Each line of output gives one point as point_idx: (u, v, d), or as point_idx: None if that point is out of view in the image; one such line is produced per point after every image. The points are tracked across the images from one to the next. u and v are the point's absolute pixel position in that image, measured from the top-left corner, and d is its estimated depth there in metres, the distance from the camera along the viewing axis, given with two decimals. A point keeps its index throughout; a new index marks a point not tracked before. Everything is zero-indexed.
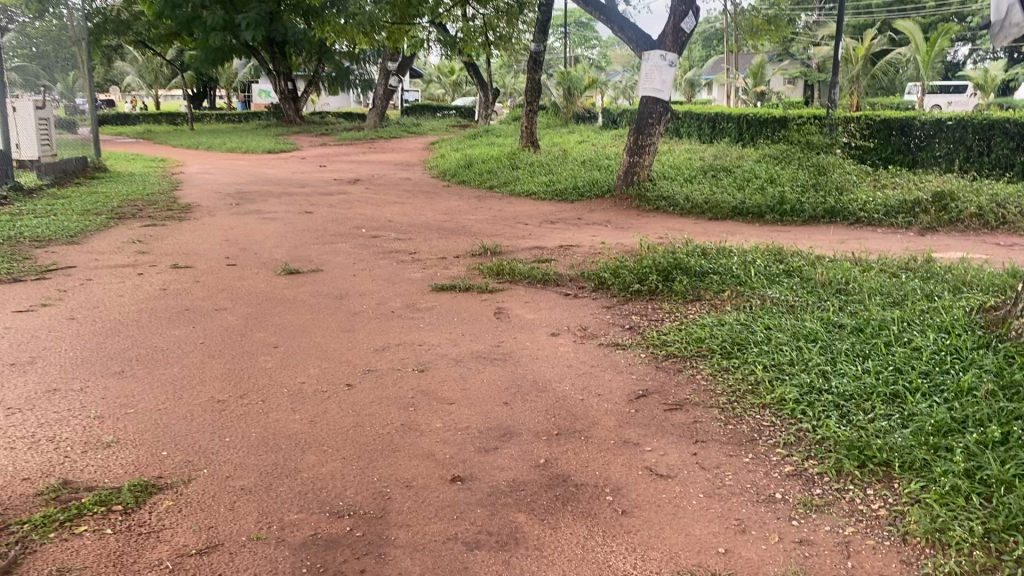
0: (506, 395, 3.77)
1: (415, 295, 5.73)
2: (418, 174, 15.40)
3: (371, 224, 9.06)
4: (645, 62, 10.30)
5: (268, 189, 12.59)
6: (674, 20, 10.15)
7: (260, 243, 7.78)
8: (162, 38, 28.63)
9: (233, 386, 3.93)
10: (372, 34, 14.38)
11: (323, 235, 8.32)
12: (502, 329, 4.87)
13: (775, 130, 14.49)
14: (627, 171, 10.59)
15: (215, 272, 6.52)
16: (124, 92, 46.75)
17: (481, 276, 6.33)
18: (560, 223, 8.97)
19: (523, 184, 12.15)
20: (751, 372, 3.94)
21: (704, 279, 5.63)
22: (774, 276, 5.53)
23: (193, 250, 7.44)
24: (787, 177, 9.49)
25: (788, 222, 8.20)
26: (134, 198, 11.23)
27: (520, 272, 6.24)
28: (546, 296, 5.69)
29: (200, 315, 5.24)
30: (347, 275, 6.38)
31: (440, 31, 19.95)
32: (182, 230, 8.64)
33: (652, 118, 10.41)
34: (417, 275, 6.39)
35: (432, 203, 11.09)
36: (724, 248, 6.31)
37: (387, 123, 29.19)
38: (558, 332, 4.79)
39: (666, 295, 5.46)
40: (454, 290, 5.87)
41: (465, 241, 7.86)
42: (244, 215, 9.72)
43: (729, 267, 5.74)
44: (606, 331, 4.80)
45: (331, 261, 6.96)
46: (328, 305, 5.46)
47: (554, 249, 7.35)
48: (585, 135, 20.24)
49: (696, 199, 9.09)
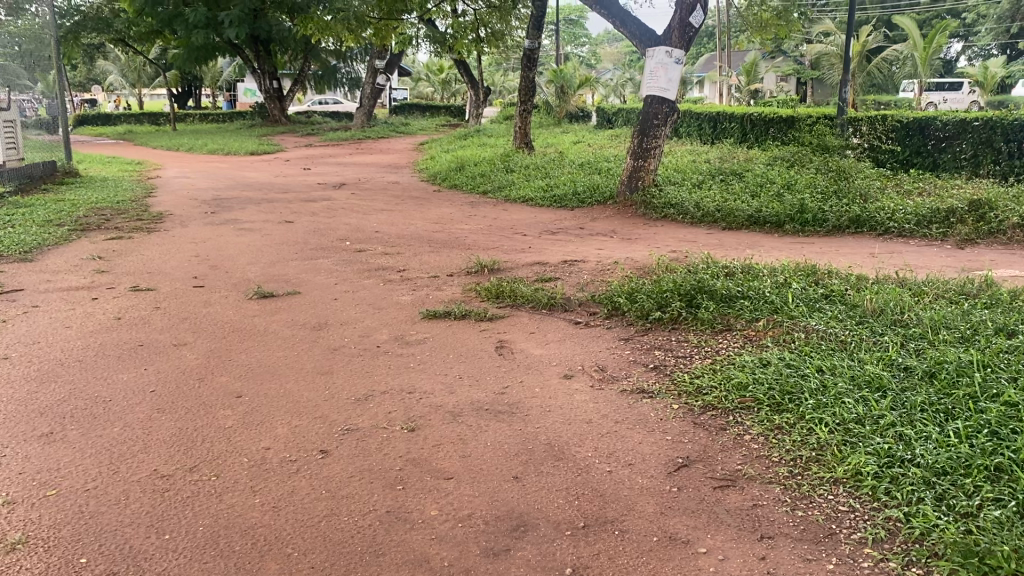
0: (516, 466, 3.07)
1: (403, 325, 5.03)
2: (407, 177, 14.65)
3: (356, 235, 8.35)
4: (649, 60, 9.63)
5: (248, 194, 11.89)
6: (681, 14, 9.46)
7: (234, 260, 7.06)
8: (142, 36, 27.79)
9: (179, 456, 3.22)
10: (358, 32, 13.65)
11: (304, 249, 7.62)
12: (506, 369, 4.18)
13: (781, 130, 13.86)
14: (631, 176, 9.90)
15: (179, 296, 5.81)
16: (108, 92, 45.92)
17: (478, 299, 5.64)
18: (561, 234, 8.28)
19: (518, 189, 11.45)
20: (812, 434, 3.26)
21: (733, 303, 4.96)
22: (813, 302, 4.86)
23: (157, 269, 6.72)
24: (804, 182, 8.85)
25: (810, 233, 7.59)
26: (104, 206, 10.49)
27: (523, 294, 5.54)
28: (554, 325, 5.00)
29: (154, 353, 4.52)
30: (327, 300, 5.67)
31: (430, 27, 19.22)
32: (150, 244, 7.93)
33: (658, 119, 9.72)
34: (405, 299, 5.69)
35: (422, 210, 10.36)
36: (752, 267, 5.64)
37: (375, 123, 28.44)
38: (571, 373, 4.10)
39: (692, 325, 4.78)
40: (448, 317, 5.18)
41: (460, 256, 7.16)
42: (220, 225, 9.03)
43: (760, 290, 5.08)
44: (627, 372, 4.11)
45: (311, 281, 6.25)
46: (304, 339, 4.75)
47: (557, 265, 6.66)
48: (580, 135, 19.58)
49: (707, 206, 8.44)
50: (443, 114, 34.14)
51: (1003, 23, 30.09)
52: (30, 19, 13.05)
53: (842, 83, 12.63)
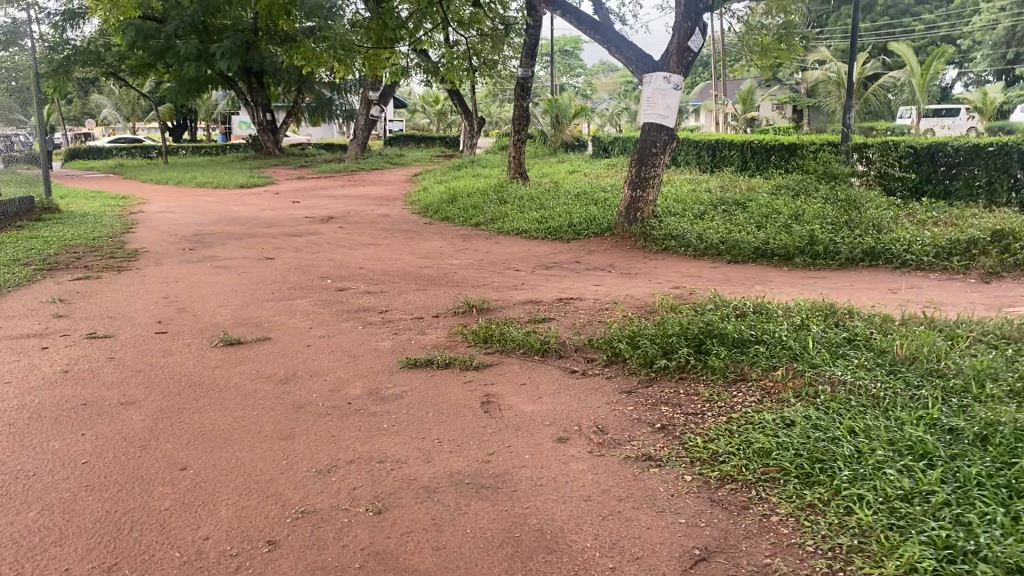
0: (501, 562, 2.57)
1: (379, 376, 4.51)
2: (398, 209, 14.21)
3: (338, 272, 7.86)
4: (646, 87, 9.21)
5: (230, 229, 11.42)
6: (679, 38, 9.06)
7: (203, 301, 6.56)
8: (134, 69, 27.52)
9: (100, 549, 2.70)
10: (348, 61, 13.26)
11: (281, 288, 7.13)
12: (492, 430, 3.66)
13: (783, 157, 13.48)
14: (629, 208, 9.44)
15: (137, 344, 5.30)
16: (102, 126, 45.66)
17: (465, 344, 5.13)
18: (557, 269, 7.80)
19: (512, 221, 10.99)
20: (851, 516, 2.76)
21: (747, 349, 4.48)
22: (836, 348, 4.39)
23: (118, 313, 6.21)
24: (813, 211, 8.40)
25: (822, 266, 7.13)
26: (77, 243, 10.00)
27: (513, 339, 5.04)
28: (547, 375, 4.49)
29: (97, 414, 4.01)
30: (297, 347, 5.16)
31: (422, 57, 18.91)
32: (118, 284, 7.43)
33: (656, 147, 9.29)
34: (385, 345, 5.18)
35: (411, 244, 9.89)
36: (765, 306, 5.16)
37: (369, 154, 28.09)
38: (566, 434, 3.58)
39: (701, 374, 4.29)
40: (429, 367, 4.67)
41: (447, 295, 6.66)
42: (196, 263, 8.54)
43: (776, 333, 4.61)
44: (631, 433, 3.60)
45: (284, 325, 5.74)
46: (267, 395, 4.23)
47: (551, 304, 6.17)
48: (577, 164, 19.21)
49: (711, 238, 7.98)
50: (438, 145, 33.85)
51: (998, 50, 30.02)
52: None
53: (845, 110, 12.24)
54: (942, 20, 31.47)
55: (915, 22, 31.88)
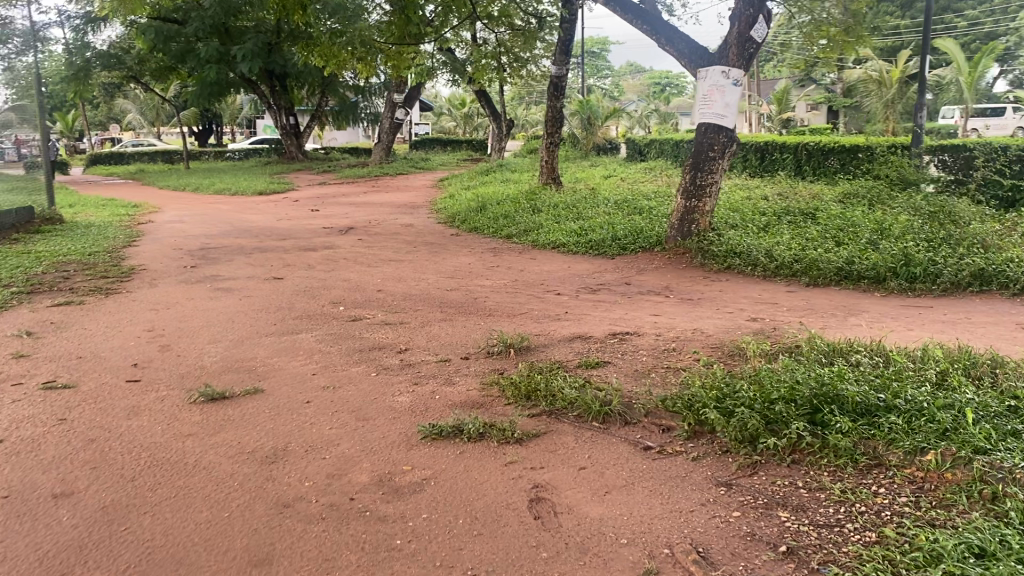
0: None
1: (392, 453, 3.46)
2: (422, 218, 13.25)
3: (353, 297, 6.86)
4: (702, 82, 8.16)
5: (240, 242, 10.48)
6: (739, 27, 7.95)
7: (192, 337, 5.57)
8: (155, 72, 26.82)
9: None
10: (369, 60, 12.26)
11: (285, 317, 6.12)
12: (547, 556, 2.61)
13: (844, 160, 12.35)
14: (683, 219, 8.35)
15: (101, 399, 4.31)
16: (127, 130, 45.14)
17: (503, 401, 4.08)
18: (604, 293, 6.74)
19: (547, 232, 9.97)
20: None
21: (876, 421, 3.41)
22: (1005, 422, 3.25)
23: (88, 353, 5.22)
24: (900, 223, 7.29)
25: (920, 291, 6.03)
26: (71, 260, 9.08)
27: (564, 396, 3.97)
28: (611, 452, 3.43)
29: (16, 514, 3.00)
30: (294, 405, 4.14)
31: (448, 56, 17.89)
32: (100, 312, 6.47)
33: (714, 150, 8.16)
34: (402, 401, 4.14)
35: (436, 260, 8.89)
36: (884, 358, 4.05)
37: (393, 158, 27.20)
38: (654, 567, 2.53)
39: (822, 459, 3.23)
40: (455, 438, 3.61)
41: (478, 328, 5.62)
42: (194, 284, 7.57)
43: (912, 398, 3.52)
44: (747, 564, 2.54)
45: (280, 371, 4.72)
46: (246, 484, 3.22)
47: (604, 341, 5.12)
48: (612, 168, 18.16)
49: (783, 256, 6.91)
50: (465, 149, 32.90)
51: None
52: (23, 58, 12.37)
53: (919, 107, 11.08)
54: (986, 16, 29.36)
55: (957, 18, 30.03)
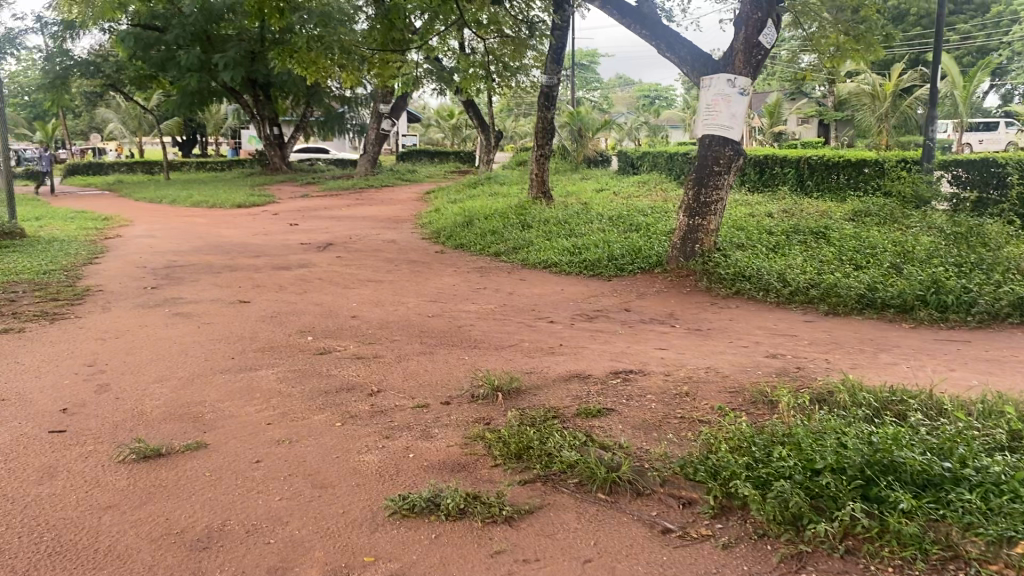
0: None
1: (353, 537, 2.82)
2: (405, 234, 12.63)
3: (324, 324, 6.20)
4: (705, 91, 7.56)
5: (210, 259, 9.80)
6: (746, 32, 7.38)
7: (137, 373, 4.90)
8: (134, 81, 26.09)
9: None
10: (350, 68, 11.62)
11: (245, 349, 5.45)
12: None
13: (849, 176, 11.80)
14: (685, 239, 7.73)
15: (11, 456, 3.64)
16: (110, 141, 44.29)
17: (490, 461, 3.44)
18: (602, 321, 6.12)
19: (539, 250, 9.35)
20: None
21: (944, 496, 2.74)
22: None
23: (13, 394, 4.54)
24: (923, 246, 6.71)
25: (955, 322, 5.45)
26: (22, 279, 8.36)
27: (563, 458, 3.33)
28: (624, 539, 2.79)
29: None
30: (240, 466, 3.47)
31: (435, 67, 17.31)
32: (38, 342, 5.77)
33: (717, 164, 7.57)
34: (371, 462, 3.49)
35: (419, 280, 8.26)
36: (942, 415, 3.40)
37: (379, 170, 26.59)
38: None
39: (884, 549, 2.59)
40: (429, 515, 2.95)
41: (462, 364, 4.98)
42: (152, 309, 6.89)
43: (985, 466, 2.87)
44: None
45: (232, 420, 4.06)
46: None
47: (606, 382, 4.48)
48: (603, 181, 17.60)
49: (798, 280, 6.32)
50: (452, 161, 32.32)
51: None
52: None
53: (930, 120, 10.50)
54: (978, 30, 29.05)
55: (949, 33, 29.70)
